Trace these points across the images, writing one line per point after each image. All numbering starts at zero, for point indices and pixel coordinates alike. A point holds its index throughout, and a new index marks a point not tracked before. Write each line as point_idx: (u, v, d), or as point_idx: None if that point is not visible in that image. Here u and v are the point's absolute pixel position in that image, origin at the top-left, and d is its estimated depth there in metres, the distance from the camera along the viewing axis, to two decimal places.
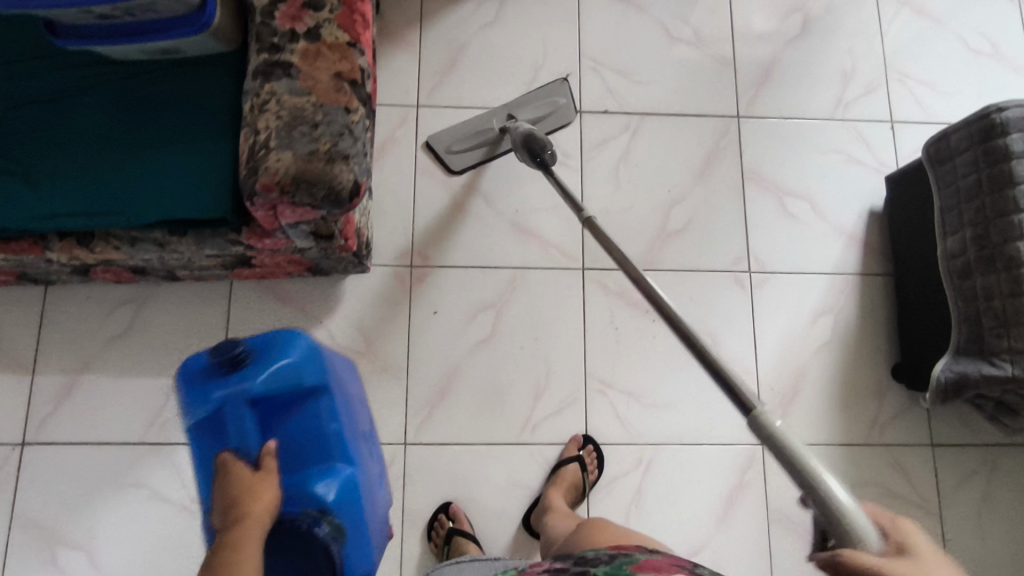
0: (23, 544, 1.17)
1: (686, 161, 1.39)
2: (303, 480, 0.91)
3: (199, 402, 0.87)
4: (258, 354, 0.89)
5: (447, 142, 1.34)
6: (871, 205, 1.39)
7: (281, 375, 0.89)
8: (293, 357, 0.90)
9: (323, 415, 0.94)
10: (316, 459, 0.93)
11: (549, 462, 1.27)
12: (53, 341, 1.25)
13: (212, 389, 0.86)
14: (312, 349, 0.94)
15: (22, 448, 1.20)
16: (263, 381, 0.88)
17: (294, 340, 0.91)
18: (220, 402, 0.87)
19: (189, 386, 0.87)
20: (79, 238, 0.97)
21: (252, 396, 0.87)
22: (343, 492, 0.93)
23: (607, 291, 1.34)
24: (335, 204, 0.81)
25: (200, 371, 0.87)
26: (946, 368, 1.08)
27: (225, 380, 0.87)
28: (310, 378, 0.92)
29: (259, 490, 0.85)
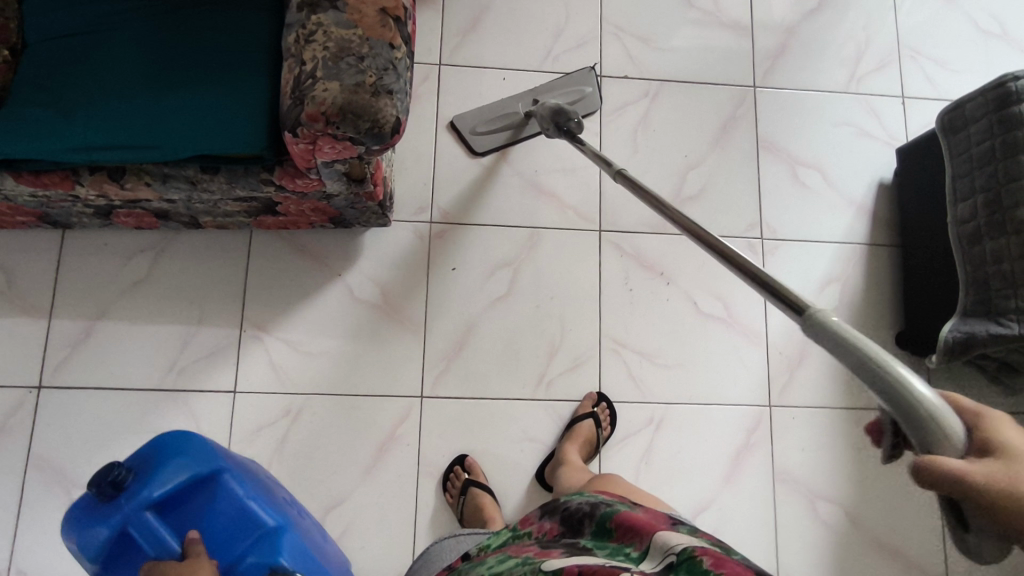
0: (38, 485, 1.17)
1: (702, 128, 1.41)
2: (236, 560, 0.94)
3: (98, 531, 0.91)
4: (146, 466, 0.94)
5: (472, 123, 1.35)
6: (880, 176, 1.43)
7: (173, 476, 0.94)
8: (182, 454, 0.95)
9: (232, 492, 0.97)
10: (242, 536, 0.95)
11: (562, 418, 1.29)
12: (70, 286, 1.24)
13: (109, 514, 0.90)
14: (198, 442, 0.98)
15: (38, 392, 1.20)
16: (157, 487, 0.92)
17: (187, 438, 0.97)
18: (122, 522, 0.90)
19: (81, 527, 0.91)
20: (111, 173, 0.97)
21: (152, 502, 0.92)
22: (292, 551, 0.96)
23: (623, 253, 1.36)
24: (377, 138, 0.82)
25: (90, 507, 0.92)
26: (954, 328, 1.13)
27: (116, 504, 0.90)
28: (201, 468, 0.95)
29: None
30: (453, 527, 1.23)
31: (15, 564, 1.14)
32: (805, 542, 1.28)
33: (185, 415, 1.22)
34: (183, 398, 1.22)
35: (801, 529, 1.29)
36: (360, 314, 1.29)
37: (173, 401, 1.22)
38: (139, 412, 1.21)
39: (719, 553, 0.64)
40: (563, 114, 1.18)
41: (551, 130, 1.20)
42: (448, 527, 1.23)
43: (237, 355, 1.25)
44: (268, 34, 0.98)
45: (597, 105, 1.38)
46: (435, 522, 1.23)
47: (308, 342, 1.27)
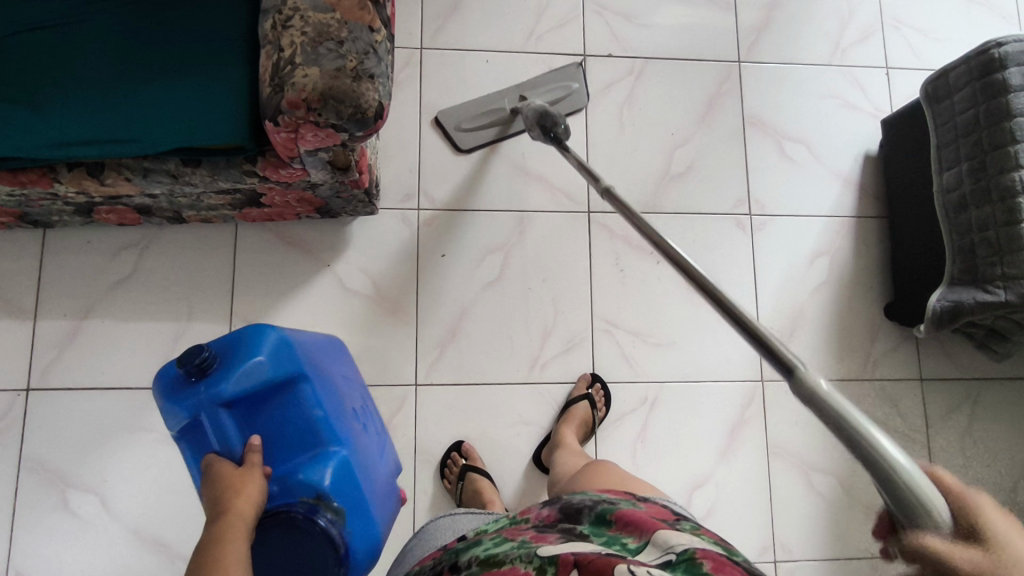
0: (32, 487, 1.16)
1: (688, 105, 1.41)
2: (290, 471, 0.86)
3: (175, 413, 0.82)
4: (226, 356, 0.83)
5: (457, 119, 1.33)
6: (867, 148, 1.43)
7: (250, 374, 0.83)
8: (264, 353, 0.84)
9: (305, 402, 0.88)
10: (305, 447, 0.88)
11: (557, 401, 1.29)
12: (54, 286, 1.22)
13: (184, 398, 0.81)
14: (283, 340, 0.87)
15: (27, 394, 1.19)
16: (233, 384, 0.82)
17: (263, 334, 0.85)
18: (194, 411, 0.82)
19: (165, 400, 0.82)
20: (90, 169, 0.95)
21: (225, 400, 0.83)
22: (340, 473, 0.88)
23: (612, 234, 1.36)
24: (360, 123, 0.81)
25: (173, 381, 0.83)
26: (941, 298, 1.14)
27: (195, 389, 0.81)
28: (280, 372, 0.86)
29: (241, 486, 0.80)
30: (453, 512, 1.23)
31: (13, 568, 1.13)
32: (799, 513, 1.30)
33: None
34: None
35: (795, 500, 1.31)
36: (351, 303, 1.28)
37: None
38: (132, 410, 1.20)
39: (721, 557, 0.63)
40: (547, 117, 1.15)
41: (537, 134, 1.17)
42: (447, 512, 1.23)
43: None
44: (243, 20, 0.96)
45: (583, 101, 1.37)
46: (434, 509, 1.23)
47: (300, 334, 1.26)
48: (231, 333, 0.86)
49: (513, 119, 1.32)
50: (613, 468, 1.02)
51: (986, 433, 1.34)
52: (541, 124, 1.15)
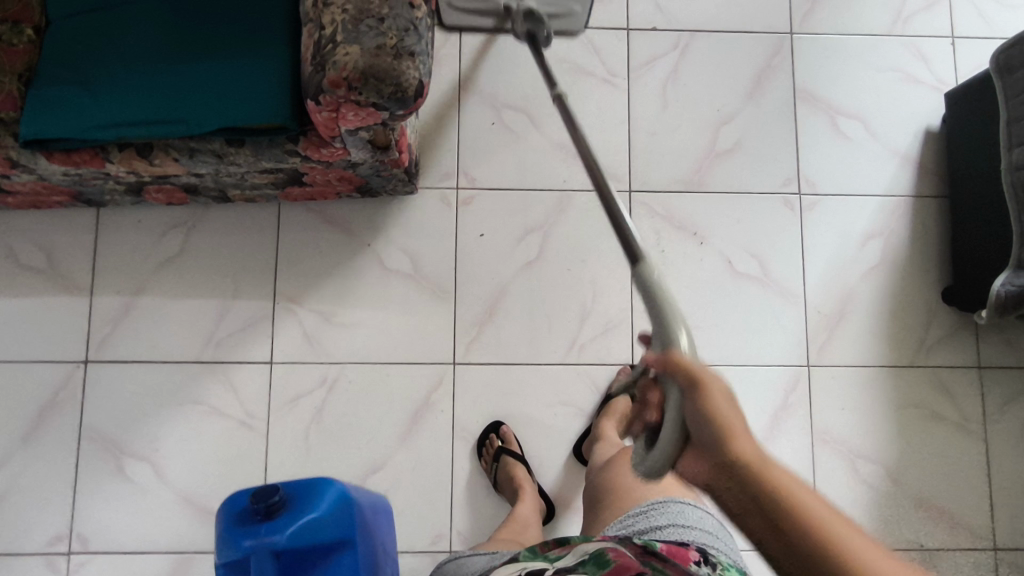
0: (91, 454, 1.21)
1: (736, 80, 1.35)
2: None
3: (234, 548, 0.88)
4: (293, 502, 0.91)
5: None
6: (928, 124, 1.35)
7: (306, 530, 0.89)
8: (323, 507, 0.92)
9: (343, 570, 0.92)
10: None
11: (595, 382, 1.28)
12: (108, 264, 1.27)
13: (243, 537, 0.87)
14: (344, 496, 0.96)
15: (85, 366, 1.24)
16: (292, 531, 0.88)
17: (328, 487, 0.94)
18: (248, 551, 0.87)
19: (228, 531, 0.89)
20: (139, 149, 0.97)
21: (277, 548, 0.87)
22: None
23: (654, 214, 1.32)
24: (401, 102, 0.80)
25: (241, 514, 0.90)
26: (1007, 282, 1.10)
27: (256, 529, 0.88)
28: (333, 535, 0.92)
29: None
30: (491, 491, 1.24)
31: (76, 528, 1.20)
32: (847, 505, 1.24)
33: (224, 385, 1.24)
34: (222, 369, 1.25)
35: (840, 490, 1.25)
36: (390, 282, 1.29)
37: (213, 373, 1.25)
38: (181, 384, 1.24)
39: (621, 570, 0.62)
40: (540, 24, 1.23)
41: None
42: (485, 490, 1.24)
43: (273, 326, 1.26)
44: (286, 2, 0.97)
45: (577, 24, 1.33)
46: (470, 487, 1.24)
47: (341, 312, 1.27)
48: (303, 480, 0.95)
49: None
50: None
51: None
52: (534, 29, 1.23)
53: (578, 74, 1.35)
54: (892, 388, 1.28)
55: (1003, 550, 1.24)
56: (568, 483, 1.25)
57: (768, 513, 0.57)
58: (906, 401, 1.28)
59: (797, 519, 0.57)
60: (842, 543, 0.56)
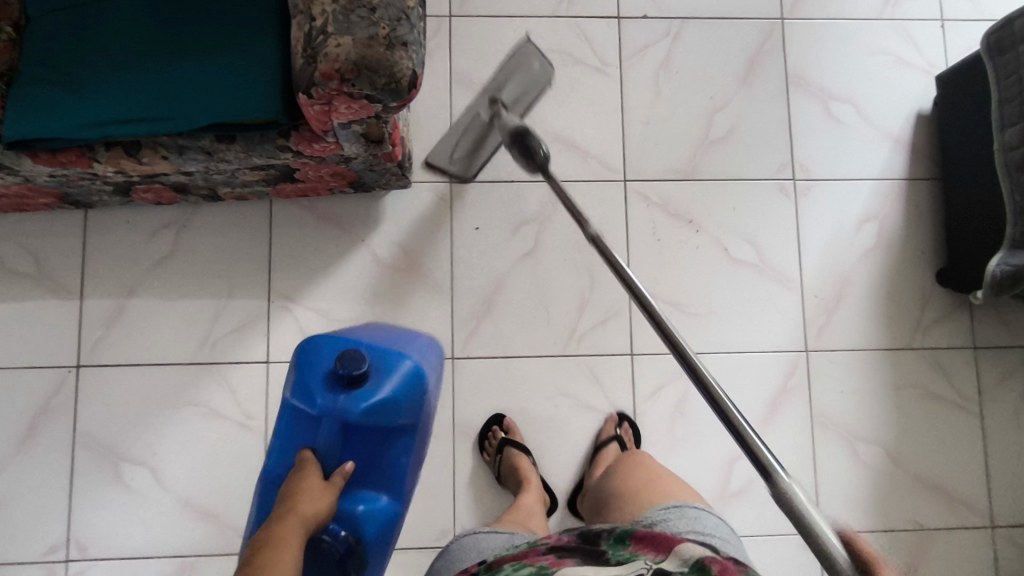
0: (86, 460, 1.20)
1: (729, 66, 1.35)
2: (352, 501, 0.95)
3: (310, 404, 0.92)
4: (371, 376, 0.95)
5: (443, 153, 1.27)
6: (919, 106, 1.36)
7: (378, 407, 0.94)
8: (395, 386, 0.95)
9: (398, 449, 0.98)
10: (374, 484, 0.97)
11: (596, 373, 1.27)
12: (98, 266, 1.25)
13: (321, 396, 0.92)
14: (415, 378, 0.98)
15: (77, 371, 1.22)
16: (364, 406, 0.92)
17: (404, 366, 0.97)
18: (321, 410, 0.92)
19: (307, 382, 0.93)
20: (127, 148, 0.95)
21: (349, 418, 0.92)
22: (380, 524, 0.95)
23: (650, 202, 1.31)
24: (394, 93, 0.79)
25: (322, 376, 0.93)
26: (1002, 262, 1.10)
27: (335, 394, 0.92)
28: (402, 416, 0.96)
29: (312, 493, 0.85)
30: (493, 484, 1.23)
31: (74, 536, 1.18)
32: (848, 485, 1.26)
33: (221, 386, 1.23)
34: (218, 369, 1.23)
35: (840, 472, 1.26)
36: (386, 277, 1.28)
37: (209, 374, 1.23)
38: (177, 386, 1.23)
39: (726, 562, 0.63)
40: (527, 140, 1.02)
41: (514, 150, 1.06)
42: (487, 484, 1.23)
43: (268, 325, 1.25)
44: None
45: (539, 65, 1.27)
46: (472, 482, 1.23)
47: (337, 308, 1.26)
48: (383, 350, 0.98)
49: (490, 128, 1.23)
50: (647, 465, 0.97)
51: None
52: (522, 147, 1.03)
53: (570, 64, 1.34)
54: (889, 370, 1.29)
55: (1000, 526, 1.26)
56: (571, 474, 1.25)
57: None
58: (904, 383, 1.29)
59: None
60: None
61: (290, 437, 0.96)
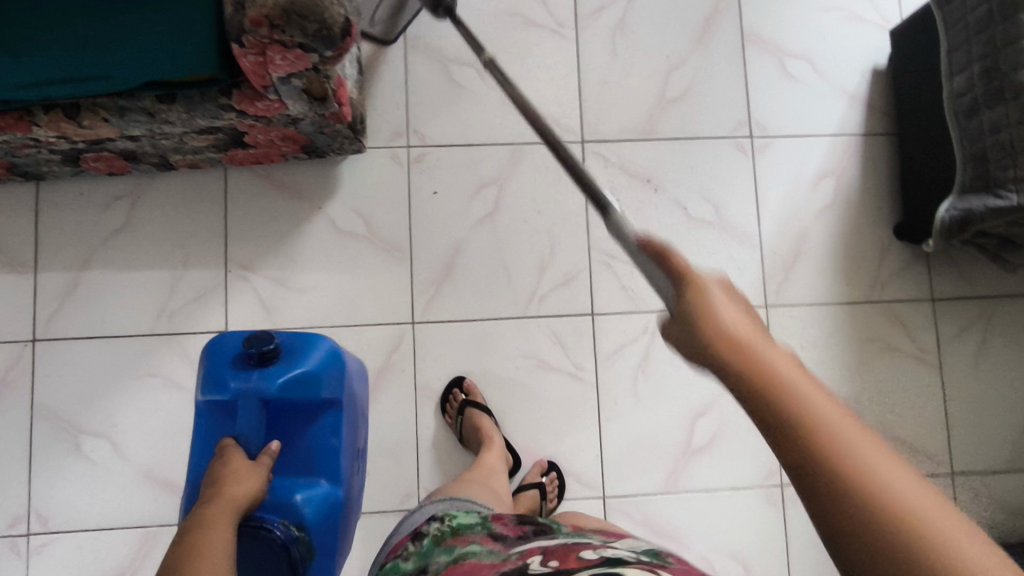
0: (45, 433, 1.19)
1: (684, 25, 1.35)
2: (285, 491, 0.92)
3: (223, 391, 0.91)
4: (285, 356, 0.95)
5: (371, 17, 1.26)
6: (875, 62, 1.36)
7: (295, 384, 0.93)
8: (312, 363, 0.95)
9: (326, 429, 0.98)
10: (306, 471, 0.95)
11: (557, 335, 1.28)
12: (51, 240, 1.23)
13: (232, 379, 0.90)
14: (330, 359, 0.99)
15: (34, 345, 1.21)
16: (281, 382, 0.92)
17: (319, 345, 0.98)
18: (235, 394, 0.91)
19: (220, 371, 0.92)
20: (67, 110, 0.94)
21: (266, 396, 0.91)
22: (321, 507, 0.94)
23: (608, 163, 1.31)
24: (327, 40, 0.79)
25: (232, 360, 0.92)
26: (951, 207, 1.11)
27: (249, 374, 0.91)
28: (324, 393, 0.97)
29: (236, 478, 0.82)
30: (456, 447, 1.24)
31: (34, 509, 1.17)
32: None
33: (180, 356, 1.22)
34: (176, 339, 1.23)
35: None
36: (345, 244, 1.27)
37: (168, 345, 1.23)
38: (136, 357, 1.22)
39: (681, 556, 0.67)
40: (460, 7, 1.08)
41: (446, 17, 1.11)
42: (450, 446, 1.24)
43: (226, 295, 1.24)
44: None
45: None
46: (435, 445, 1.24)
47: (295, 276, 1.26)
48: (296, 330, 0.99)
49: None
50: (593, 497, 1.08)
51: (1000, 351, 1.31)
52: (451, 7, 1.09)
53: (525, 26, 1.33)
54: (847, 324, 1.30)
55: (959, 474, 1.28)
56: (533, 435, 1.25)
57: (737, 385, 0.44)
58: (862, 336, 1.30)
59: (767, 374, 0.44)
60: (815, 414, 0.42)
61: (209, 436, 0.93)
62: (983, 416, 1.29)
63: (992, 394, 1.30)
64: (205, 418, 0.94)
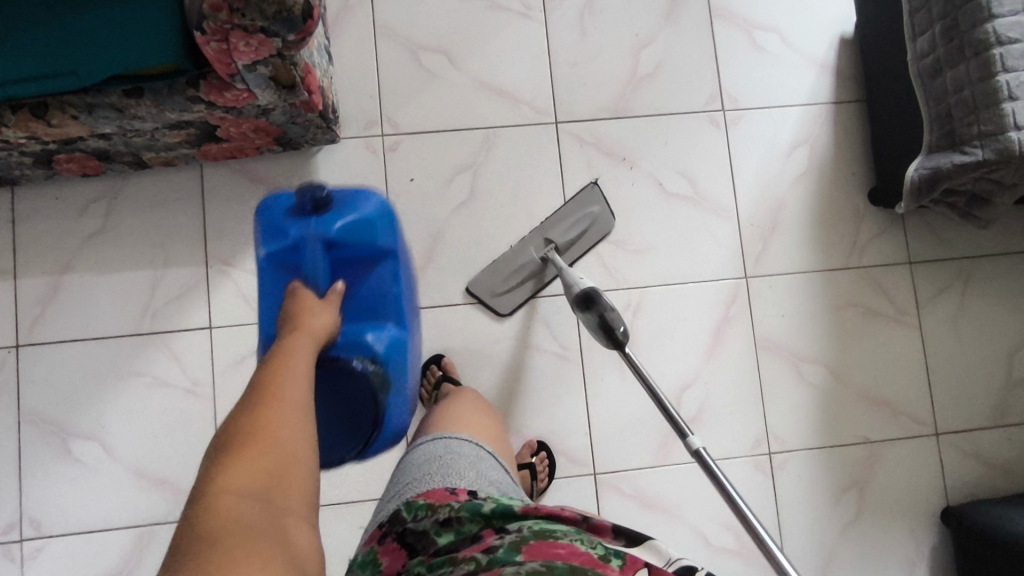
0: (33, 437, 1.19)
1: (652, 2, 1.35)
2: (356, 332, 0.95)
3: (284, 238, 0.93)
4: (338, 204, 0.95)
5: (490, 286, 1.26)
6: (842, 31, 1.37)
7: (352, 229, 0.95)
8: (365, 212, 0.96)
9: (387, 276, 1.00)
10: (375, 315, 0.98)
11: (540, 315, 1.28)
12: (30, 245, 1.23)
13: (293, 227, 0.92)
14: (383, 211, 0.99)
15: (17, 351, 1.21)
16: (338, 227, 0.93)
17: (370, 197, 0.99)
18: (297, 239, 0.93)
19: (279, 221, 0.94)
20: (33, 110, 0.94)
21: (325, 241, 0.93)
22: (391, 346, 0.97)
23: (583, 142, 1.32)
24: (288, 23, 0.80)
25: (289, 210, 0.94)
26: (919, 167, 1.13)
27: (305, 222, 0.92)
28: (381, 240, 0.98)
29: (311, 311, 0.87)
30: None
31: (26, 514, 1.17)
32: (793, 406, 1.29)
33: (165, 355, 1.22)
34: (160, 338, 1.23)
35: (786, 392, 1.29)
36: None
37: (152, 344, 1.23)
38: (121, 358, 1.22)
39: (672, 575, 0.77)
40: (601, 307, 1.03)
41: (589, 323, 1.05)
42: None
43: (207, 292, 1.24)
44: None
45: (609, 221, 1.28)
46: None
47: None
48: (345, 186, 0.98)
49: (546, 267, 1.25)
50: None
51: (979, 310, 1.32)
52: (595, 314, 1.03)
53: (493, 10, 1.33)
54: (826, 291, 1.31)
55: (944, 434, 1.29)
56: (522, 416, 1.26)
57: None
58: (843, 302, 1.31)
59: None
60: None
61: (278, 283, 0.96)
62: (964, 375, 1.31)
63: (972, 352, 1.31)
64: (273, 272, 0.96)
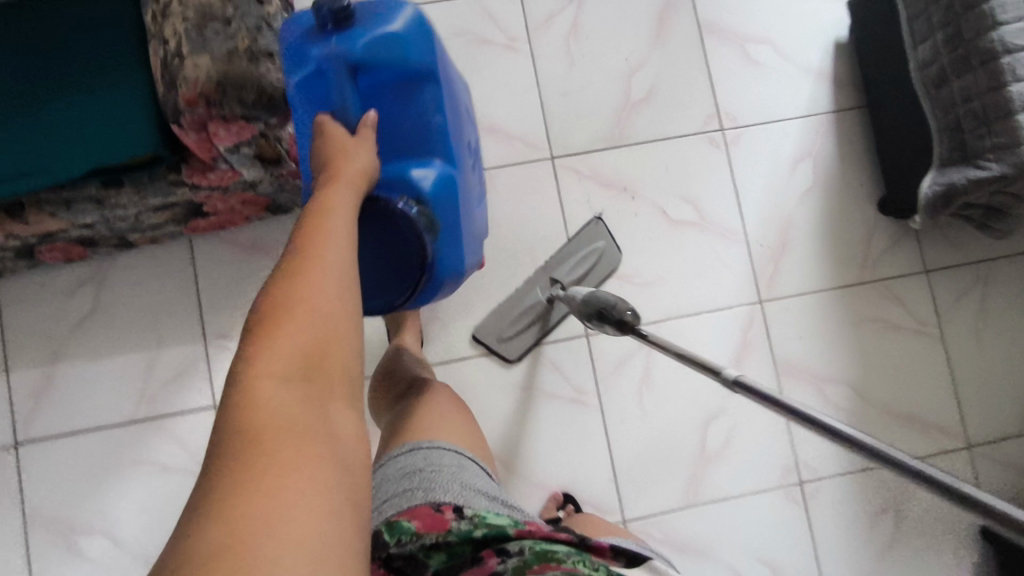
0: (40, 537, 1.14)
1: (639, 24, 1.31)
2: (398, 168, 0.78)
3: (303, 68, 0.73)
4: (364, 16, 0.74)
5: (496, 332, 1.22)
6: (836, 36, 1.33)
7: (383, 47, 0.74)
8: (399, 26, 0.74)
9: (429, 104, 0.78)
10: (417, 147, 0.79)
11: (553, 359, 1.24)
12: (19, 336, 1.18)
13: (313, 48, 0.72)
14: (420, 24, 0.76)
15: (16, 448, 1.16)
16: (367, 44, 0.72)
17: (400, 6, 0.75)
18: (320, 64, 0.72)
19: (297, 46, 0.73)
20: (9, 210, 0.90)
21: (353, 63, 0.73)
22: (440, 185, 0.80)
23: (581, 176, 1.28)
24: (269, 107, 0.78)
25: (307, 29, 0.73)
26: (932, 182, 1.09)
27: (328, 41, 0.72)
28: (418, 56, 0.75)
29: (344, 154, 0.69)
30: None
31: None
32: None
33: (169, 437, 1.18)
34: (163, 421, 1.18)
35: None
36: None
37: (155, 427, 1.18)
38: (125, 445, 1.17)
39: None
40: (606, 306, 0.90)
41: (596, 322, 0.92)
42: None
43: (207, 368, 1.20)
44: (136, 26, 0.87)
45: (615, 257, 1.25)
46: None
47: None
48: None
49: (551, 309, 1.22)
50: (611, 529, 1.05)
51: (1000, 313, 1.29)
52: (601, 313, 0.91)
53: (477, 46, 1.29)
54: (844, 307, 1.28)
55: (977, 445, 1.25)
56: (543, 466, 1.22)
57: None
58: (861, 317, 1.28)
59: None
60: None
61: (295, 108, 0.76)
62: (991, 382, 1.28)
63: (997, 357, 1.28)
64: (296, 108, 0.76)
